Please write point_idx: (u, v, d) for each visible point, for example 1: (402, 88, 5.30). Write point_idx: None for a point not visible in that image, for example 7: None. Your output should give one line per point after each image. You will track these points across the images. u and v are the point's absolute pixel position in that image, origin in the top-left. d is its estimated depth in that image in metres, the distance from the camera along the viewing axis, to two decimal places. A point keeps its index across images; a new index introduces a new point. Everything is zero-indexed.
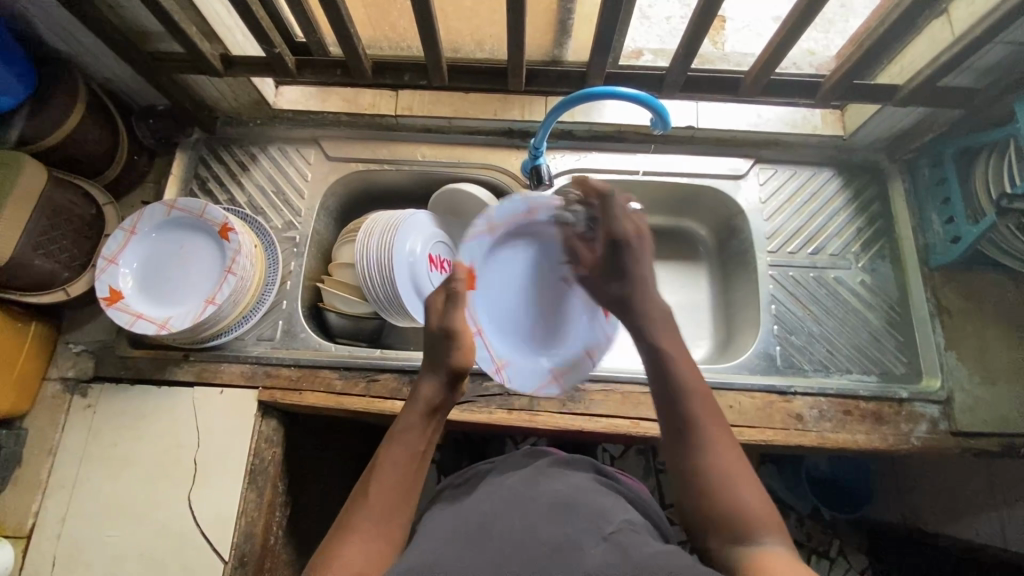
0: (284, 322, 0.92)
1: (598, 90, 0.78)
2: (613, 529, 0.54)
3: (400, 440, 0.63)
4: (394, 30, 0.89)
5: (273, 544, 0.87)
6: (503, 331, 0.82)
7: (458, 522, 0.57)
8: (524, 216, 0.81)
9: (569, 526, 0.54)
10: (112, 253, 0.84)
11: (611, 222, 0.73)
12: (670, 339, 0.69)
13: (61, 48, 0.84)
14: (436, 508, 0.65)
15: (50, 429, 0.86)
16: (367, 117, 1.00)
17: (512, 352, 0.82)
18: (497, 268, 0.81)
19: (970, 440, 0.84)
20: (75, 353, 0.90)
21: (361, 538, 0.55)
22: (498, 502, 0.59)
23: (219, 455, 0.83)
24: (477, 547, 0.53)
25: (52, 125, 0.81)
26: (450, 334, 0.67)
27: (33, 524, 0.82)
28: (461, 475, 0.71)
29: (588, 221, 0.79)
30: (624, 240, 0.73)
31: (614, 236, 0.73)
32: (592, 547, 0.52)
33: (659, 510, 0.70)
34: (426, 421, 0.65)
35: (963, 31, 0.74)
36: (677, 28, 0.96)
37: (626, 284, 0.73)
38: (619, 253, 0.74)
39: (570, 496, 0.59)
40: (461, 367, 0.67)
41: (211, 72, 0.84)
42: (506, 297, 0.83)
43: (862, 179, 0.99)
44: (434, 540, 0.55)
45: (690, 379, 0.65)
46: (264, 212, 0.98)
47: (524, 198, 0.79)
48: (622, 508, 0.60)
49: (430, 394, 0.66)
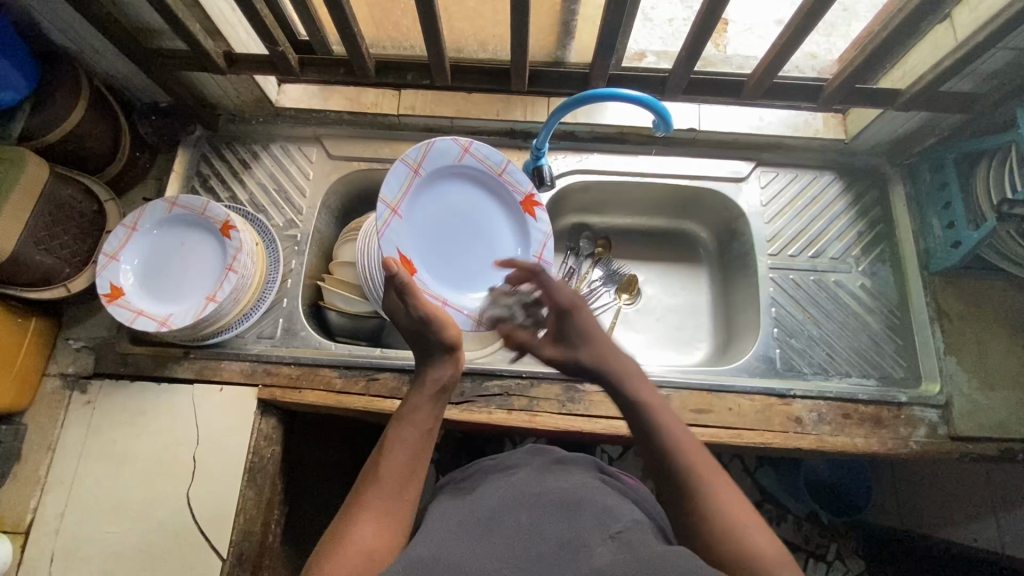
0: (284, 320, 0.92)
1: (602, 91, 0.79)
2: (619, 527, 0.55)
3: (406, 423, 0.63)
4: (398, 29, 0.89)
5: (272, 543, 0.87)
6: (458, 277, 0.89)
7: (463, 518, 0.57)
8: (413, 175, 0.84)
9: (576, 522, 0.54)
10: (113, 250, 0.85)
11: (551, 292, 0.77)
12: (648, 391, 0.69)
13: (63, 44, 0.84)
14: (439, 502, 0.65)
15: (50, 425, 0.86)
16: (369, 116, 1.00)
17: (478, 290, 0.90)
18: (418, 229, 0.86)
19: (969, 444, 0.84)
20: (75, 350, 0.90)
21: (371, 519, 0.55)
22: (503, 499, 0.59)
23: (218, 452, 0.83)
24: (485, 542, 0.53)
25: (55, 121, 0.81)
26: (427, 317, 0.70)
27: (31, 520, 0.82)
28: (465, 472, 0.72)
29: (527, 310, 0.85)
30: (567, 305, 0.76)
31: (560, 306, 0.76)
32: (600, 544, 0.52)
33: (660, 511, 0.70)
34: (432, 402, 0.66)
35: (966, 37, 0.74)
36: (679, 30, 0.96)
37: (588, 349, 0.74)
38: (563, 322, 0.76)
39: (575, 493, 0.59)
40: (454, 341, 0.70)
41: (214, 70, 0.84)
42: (444, 248, 0.89)
43: (864, 183, 0.99)
44: (439, 535, 0.55)
45: (674, 429, 0.64)
46: (265, 210, 0.98)
47: (404, 163, 0.83)
48: (627, 506, 0.60)
49: (434, 374, 0.68)
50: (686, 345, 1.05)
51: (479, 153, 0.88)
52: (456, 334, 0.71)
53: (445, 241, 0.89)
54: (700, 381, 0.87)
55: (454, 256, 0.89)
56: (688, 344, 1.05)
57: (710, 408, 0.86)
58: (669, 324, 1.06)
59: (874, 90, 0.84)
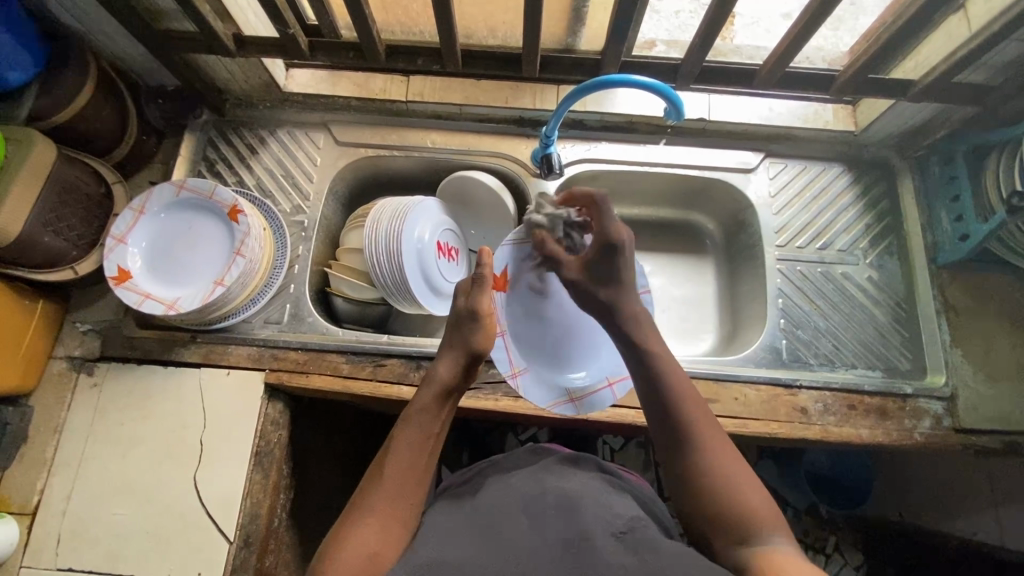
0: (291, 306, 0.92)
1: (612, 78, 0.78)
2: (622, 526, 0.56)
3: (412, 424, 0.63)
4: (408, 14, 0.89)
5: (277, 528, 0.87)
6: (537, 342, 0.85)
7: (468, 521, 0.58)
8: None
9: (580, 522, 0.55)
10: (121, 233, 0.84)
11: (604, 229, 0.70)
12: (655, 344, 0.69)
13: (70, 23, 0.83)
14: (439, 503, 0.65)
15: (57, 407, 0.86)
16: (377, 102, 0.99)
17: (542, 370, 0.85)
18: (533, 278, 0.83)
19: (973, 436, 0.85)
20: (82, 332, 0.90)
21: (374, 524, 0.56)
22: (503, 501, 0.60)
23: (224, 436, 0.83)
24: (487, 545, 0.54)
25: (63, 102, 0.81)
26: (479, 316, 0.68)
27: (38, 501, 0.82)
28: (466, 474, 0.72)
29: (569, 225, 0.76)
30: (617, 243, 0.70)
31: (606, 241, 0.70)
32: (602, 542, 0.53)
33: (664, 508, 0.70)
34: (439, 404, 0.65)
35: (980, 27, 0.73)
36: (687, 22, 0.95)
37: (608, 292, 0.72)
38: (608, 261, 0.71)
39: (577, 493, 0.60)
40: (480, 351, 0.68)
41: (222, 52, 0.83)
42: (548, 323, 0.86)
43: (873, 176, 0.99)
44: (445, 538, 0.55)
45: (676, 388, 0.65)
46: (272, 195, 0.97)
47: None
48: (630, 505, 0.61)
49: (444, 375, 0.66)
50: (692, 336, 1.05)
51: (633, 265, 0.83)
52: (488, 344, 0.69)
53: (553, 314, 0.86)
54: (705, 371, 0.87)
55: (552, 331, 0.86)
56: (693, 335, 1.05)
57: (716, 398, 0.86)
58: (675, 316, 1.07)
59: (886, 81, 0.83)
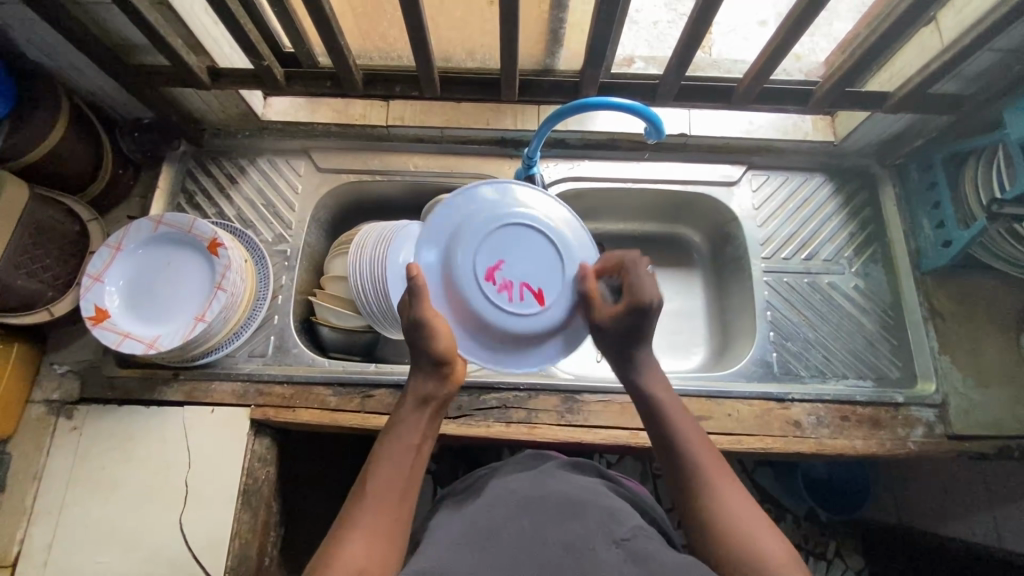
0: (275, 338, 0.90)
1: (591, 101, 0.78)
2: (625, 534, 0.54)
3: (393, 438, 0.61)
4: (385, 40, 0.88)
5: (268, 567, 0.85)
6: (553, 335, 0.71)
7: (466, 523, 0.57)
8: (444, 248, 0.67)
9: (580, 528, 0.54)
10: (98, 270, 0.82)
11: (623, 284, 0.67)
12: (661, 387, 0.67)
13: (39, 60, 0.82)
14: (438, 513, 0.64)
15: (35, 453, 0.83)
16: (357, 128, 0.99)
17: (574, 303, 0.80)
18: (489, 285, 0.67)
19: (965, 442, 0.85)
20: (61, 374, 0.88)
21: (360, 541, 0.54)
22: (501, 506, 0.59)
23: (210, 476, 0.81)
24: (485, 552, 0.52)
25: (31, 141, 0.78)
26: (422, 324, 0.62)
27: (18, 552, 0.79)
28: (464, 482, 0.71)
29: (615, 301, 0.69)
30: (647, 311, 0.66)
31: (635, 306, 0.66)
32: (604, 551, 0.52)
33: (664, 515, 0.69)
34: (418, 412, 0.63)
35: (952, 40, 0.74)
36: (665, 32, 0.96)
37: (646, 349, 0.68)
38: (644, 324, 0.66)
39: (578, 499, 0.59)
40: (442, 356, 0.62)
41: (197, 85, 0.82)
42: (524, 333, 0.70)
43: (855, 185, 1.00)
44: (439, 544, 0.54)
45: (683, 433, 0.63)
46: (254, 225, 0.96)
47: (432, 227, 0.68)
48: (631, 512, 0.59)
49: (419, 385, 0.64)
50: (682, 350, 1.04)
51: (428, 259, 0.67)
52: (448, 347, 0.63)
53: (490, 283, 0.67)
54: (696, 388, 0.86)
55: (513, 288, 0.68)
56: (683, 349, 1.04)
57: (710, 415, 0.85)
58: (664, 329, 1.06)
59: (863, 93, 0.84)
